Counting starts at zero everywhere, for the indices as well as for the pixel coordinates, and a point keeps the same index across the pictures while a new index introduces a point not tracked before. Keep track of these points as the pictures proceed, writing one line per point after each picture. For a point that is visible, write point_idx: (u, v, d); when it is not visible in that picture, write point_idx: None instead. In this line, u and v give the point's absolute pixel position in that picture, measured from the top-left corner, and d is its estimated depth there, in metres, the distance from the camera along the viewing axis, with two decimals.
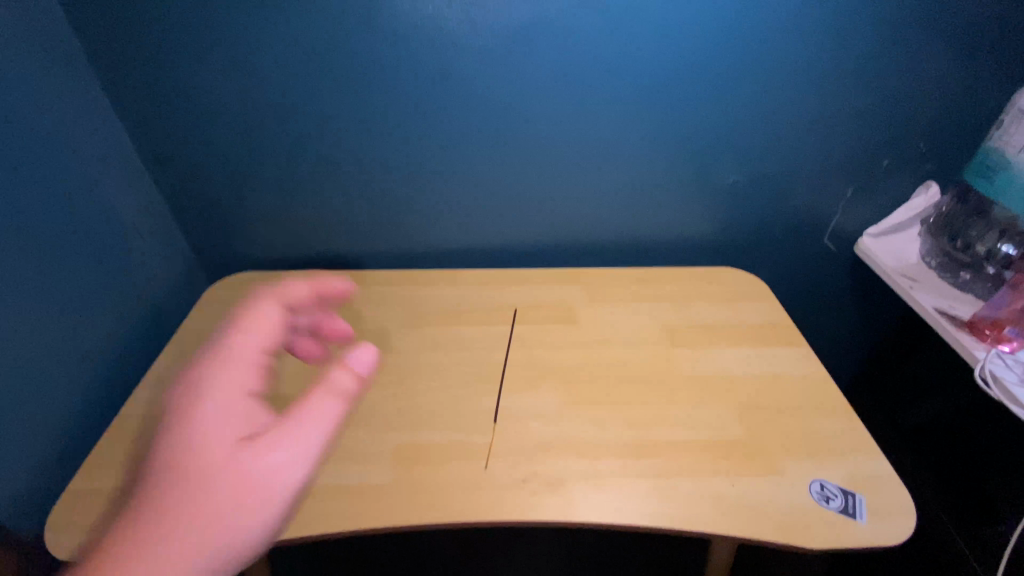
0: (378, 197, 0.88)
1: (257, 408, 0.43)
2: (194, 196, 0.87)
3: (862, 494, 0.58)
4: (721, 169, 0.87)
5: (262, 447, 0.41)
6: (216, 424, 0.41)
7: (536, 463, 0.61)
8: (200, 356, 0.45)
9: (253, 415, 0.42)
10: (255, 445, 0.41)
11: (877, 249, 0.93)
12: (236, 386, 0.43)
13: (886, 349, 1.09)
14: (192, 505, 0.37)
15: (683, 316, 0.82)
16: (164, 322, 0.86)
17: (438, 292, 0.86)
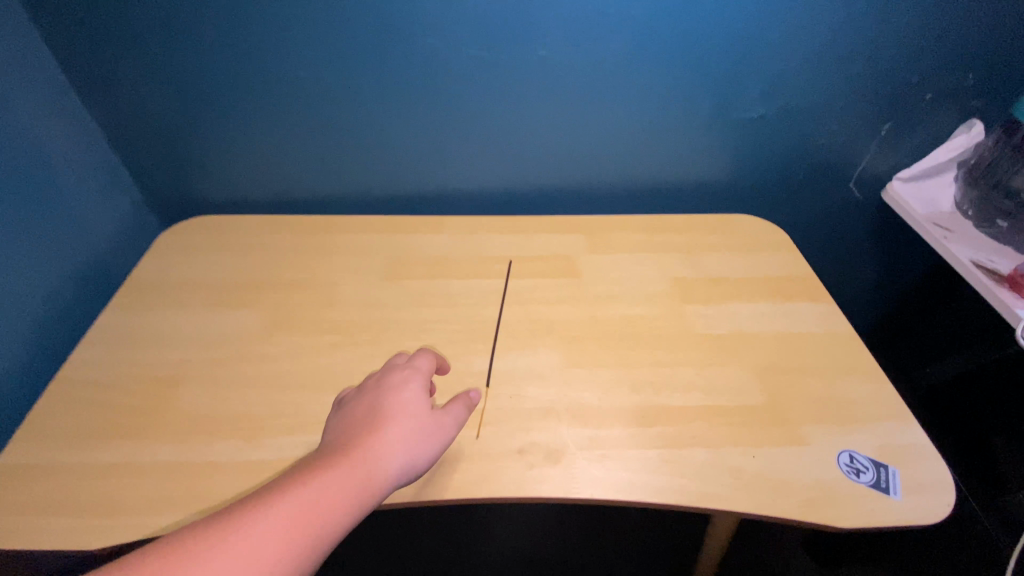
0: (353, 130, 0.77)
1: (427, 431, 0.44)
2: (137, 127, 0.75)
3: (895, 466, 0.53)
4: (744, 101, 0.77)
5: (405, 461, 0.42)
6: (396, 433, 0.43)
7: (533, 432, 0.54)
8: (389, 376, 0.48)
9: (415, 436, 0.43)
10: (398, 454, 0.42)
11: (906, 195, 0.85)
12: (419, 404, 0.45)
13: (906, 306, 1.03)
14: (341, 491, 0.38)
15: (695, 269, 0.74)
16: (111, 273, 0.76)
17: (423, 240, 0.76)
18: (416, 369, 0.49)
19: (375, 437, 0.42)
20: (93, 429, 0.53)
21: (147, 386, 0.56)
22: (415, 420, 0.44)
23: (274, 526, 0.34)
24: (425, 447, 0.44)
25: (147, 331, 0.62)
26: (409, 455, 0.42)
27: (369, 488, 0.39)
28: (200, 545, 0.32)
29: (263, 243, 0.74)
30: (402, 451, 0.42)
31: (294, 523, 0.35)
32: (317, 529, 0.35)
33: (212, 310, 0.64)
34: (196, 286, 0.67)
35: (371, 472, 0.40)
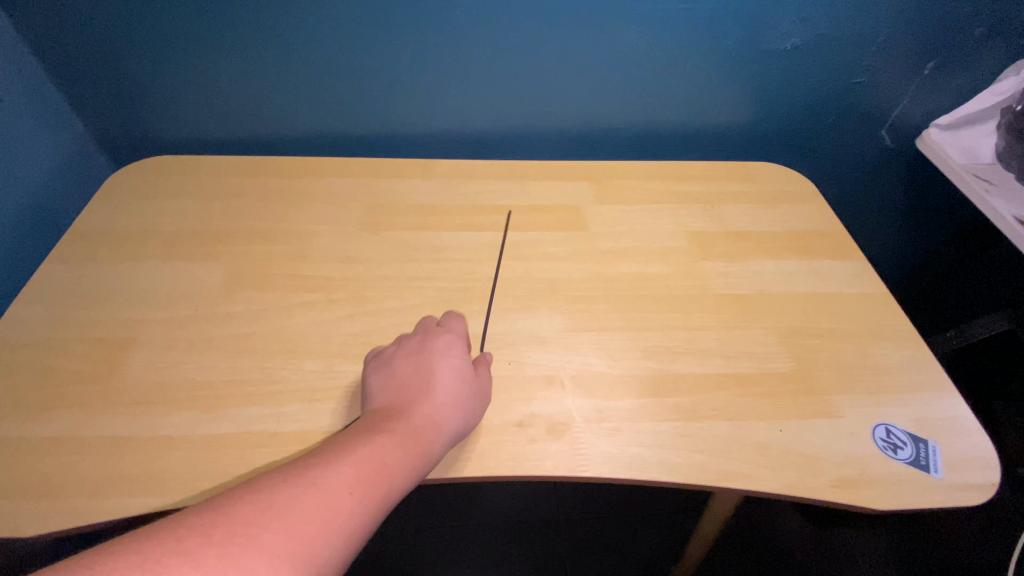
0: (330, 58, 0.67)
1: (473, 397, 0.45)
2: (76, 48, 0.64)
3: (935, 441, 0.47)
4: (777, 30, 0.67)
5: (456, 426, 0.43)
6: (447, 398, 0.44)
7: (534, 402, 0.48)
8: (432, 341, 0.48)
9: (464, 402, 0.44)
10: (448, 421, 0.43)
11: (945, 144, 0.77)
12: (465, 372, 0.46)
13: (931, 264, 0.98)
14: (405, 451, 0.38)
15: (714, 222, 0.66)
16: (53, 220, 0.67)
17: (411, 187, 0.68)
18: (455, 335, 0.49)
19: (427, 402, 0.43)
20: (27, 397, 0.46)
21: (93, 348, 0.49)
22: (463, 386, 0.45)
23: (349, 481, 0.34)
24: (472, 412, 0.45)
25: (94, 285, 0.54)
26: (461, 420, 0.43)
27: (428, 449, 0.40)
28: (280, 493, 0.32)
29: (229, 188, 0.65)
30: (455, 415, 0.43)
31: (366, 479, 0.35)
32: (388, 485, 0.36)
33: (170, 263, 0.56)
34: (151, 235, 0.59)
35: (430, 433, 0.41)
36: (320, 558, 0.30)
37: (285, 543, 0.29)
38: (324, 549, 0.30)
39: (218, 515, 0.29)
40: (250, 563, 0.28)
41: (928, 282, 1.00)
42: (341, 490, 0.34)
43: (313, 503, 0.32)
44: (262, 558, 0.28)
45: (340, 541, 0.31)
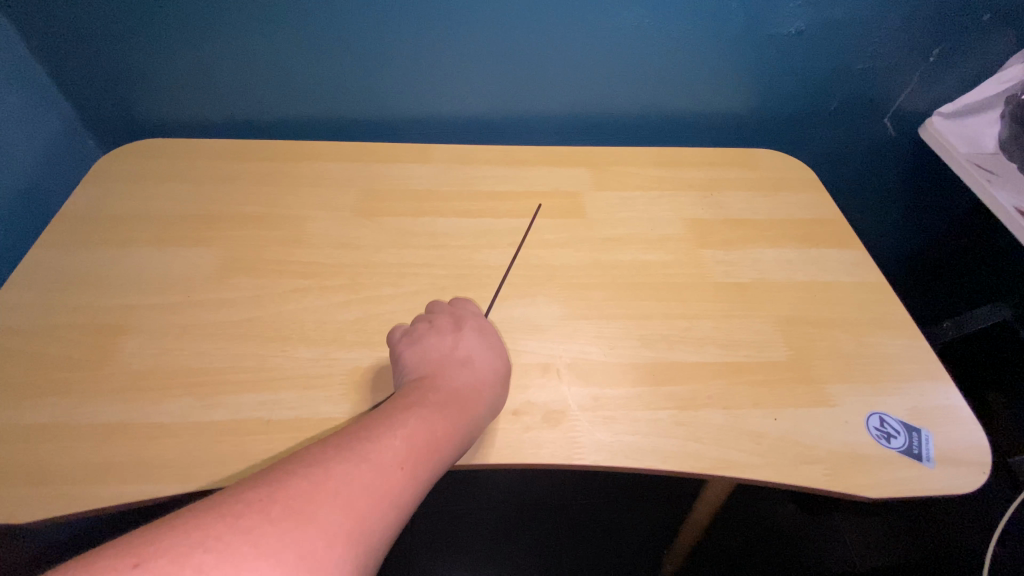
0: (324, 40, 0.65)
1: (506, 376, 0.46)
2: (60, 26, 0.62)
3: (929, 430, 0.47)
4: (782, 12, 0.66)
5: (493, 402, 0.44)
6: (485, 375, 0.44)
7: (530, 391, 0.48)
8: (464, 322, 0.49)
9: (499, 380, 0.45)
10: (484, 398, 0.43)
11: (947, 133, 0.76)
12: (497, 352, 0.47)
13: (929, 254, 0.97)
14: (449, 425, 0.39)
15: (713, 210, 0.66)
16: (43, 203, 0.66)
17: (407, 172, 0.67)
18: (483, 319, 0.50)
19: (466, 377, 0.43)
20: (19, 383, 0.45)
21: (85, 334, 0.48)
22: (497, 364, 0.46)
23: (398, 457, 0.34)
24: (503, 391, 0.46)
25: (85, 271, 0.53)
26: (497, 397, 0.44)
27: (470, 424, 0.40)
28: (332, 470, 0.31)
29: (223, 171, 0.64)
30: (491, 391, 0.44)
31: (415, 453, 0.35)
32: (435, 459, 0.36)
33: (162, 248, 0.56)
34: (144, 219, 0.58)
35: (474, 406, 0.41)
36: (375, 534, 0.30)
37: (342, 520, 0.29)
38: (379, 525, 0.30)
39: (272, 492, 0.29)
40: (308, 540, 0.27)
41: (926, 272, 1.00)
42: (393, 465, 0.33)
43: (366, 479, 0.32)
44: (321, 535, 0.27)
45: (392, 516, 0.31)
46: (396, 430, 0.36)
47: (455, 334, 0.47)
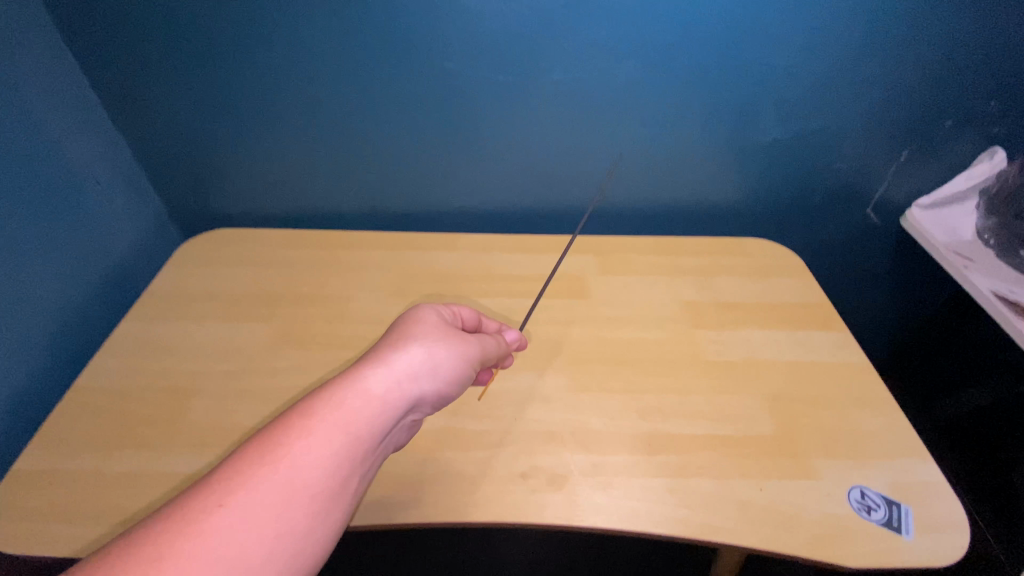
0: (372, 149, 0.79)
1: (436, 360, 0.41)
2: (162, 143, 0.78)
3: (908, 504, 0.51)
4: (760, 125, 0.76)
5: (415, 390, 0.39)
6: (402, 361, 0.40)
7: (537, 456, 0.54)
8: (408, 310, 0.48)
9: (441, 349, 0.43)
10: (401, 389, 0.38)
11: (926, 222, 0.83)
12: (437, 335, 0.43)
13: (913, 342, 1.02)
14: (361, 399, 0.36)
15: (707, 293, 0.73)
16: (132, 282, 0.79)
17: (435, 258, 0.77)
18: (413, 315, 0.46)
19: (393, 360, 0.39)
20: (106, 438, 0.54)
21: (161, 396, 0.57)
22: (417, 350, 0.41)
23: (276, 475, 0.31)
24: (431, 375, 0.41)
25: (164, 342, 0.63)
26: (417, 384, 0.39)
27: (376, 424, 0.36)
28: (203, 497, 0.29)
29: (280, 256, 0.75)
30: (420, 377, 0.40)
31: (302, 475, 0.31)
32: (334, 450, 0.33)
33: (226, 322, 0.66)
34: (214, 296, 0.69)
35: (381, 400, 0.37)
36: None
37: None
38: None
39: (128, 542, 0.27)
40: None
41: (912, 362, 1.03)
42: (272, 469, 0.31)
43: (232, 511, 0.29)
44: None
45: (265, 556, 0.28)
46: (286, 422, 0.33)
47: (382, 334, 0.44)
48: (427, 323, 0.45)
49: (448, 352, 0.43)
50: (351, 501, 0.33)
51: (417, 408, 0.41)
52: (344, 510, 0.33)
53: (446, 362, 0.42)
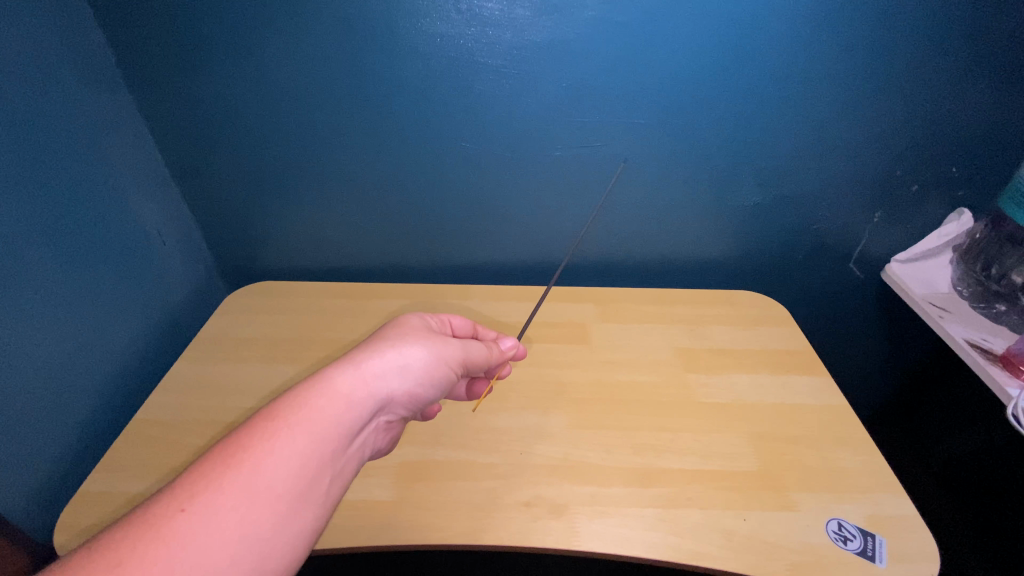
0: (396, 213, 0.90)
1: (405, 364, 0.50)
2: (217, 208, 0.90)
3: (882, 536, 0.55)
4: (741, 191, 0.85)
5: (383, 389, 0.48)
6: (375, 364, 0.48)
7: (539, 487, 0.60)
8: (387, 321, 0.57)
9: (408, 351, 0.51)
10: (370, 390, 0.47)
11: (906, 276, 0.88)
12: (408, 343, 0.52)
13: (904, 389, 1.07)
14: (331, 398, 0.44)
15: (697, 340, 0.80)
16: (182, 328, 0.89)
17: (451, 307, 0.86)
18: (391, 326, 0.55)
19: (365, 364, 0.48)
20: (161, 464, 0.62)
21: (208, 429, 0.65)
22: (390, 356, 0.50)
23: (254, 471, 0.38)
24: (400, 376, 0.49)
25: (210, 380, 0.72)
26: (385, 383, 0.48)
27: (345, 422, 0.44)
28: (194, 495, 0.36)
29: (313, 306, 0.85)
30: (388, 378, 0.48)
31: (275, 469, 0.39)
32: (306, 448, 0.41)
33: (265, 363, 0.74)
34: (255, 341, 0.78)
35: (351, 399, 0.45)
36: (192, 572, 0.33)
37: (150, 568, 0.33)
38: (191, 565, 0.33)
39: (124, 534, 0.34)
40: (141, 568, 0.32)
41: (904, 407, 1.08)
42: (245, 467, 0.38)
43: (219, 501, 0.36)
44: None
45: (242, 537, 0.36)
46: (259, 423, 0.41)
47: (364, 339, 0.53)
48: (402, 333, 0.54)
49: (418, 355, 0.52)
50: (321, 496, 0.41)
51: (390, 403, 0.49)
52: (314, 504, 0.40)
53: (413, 365, 0.51)
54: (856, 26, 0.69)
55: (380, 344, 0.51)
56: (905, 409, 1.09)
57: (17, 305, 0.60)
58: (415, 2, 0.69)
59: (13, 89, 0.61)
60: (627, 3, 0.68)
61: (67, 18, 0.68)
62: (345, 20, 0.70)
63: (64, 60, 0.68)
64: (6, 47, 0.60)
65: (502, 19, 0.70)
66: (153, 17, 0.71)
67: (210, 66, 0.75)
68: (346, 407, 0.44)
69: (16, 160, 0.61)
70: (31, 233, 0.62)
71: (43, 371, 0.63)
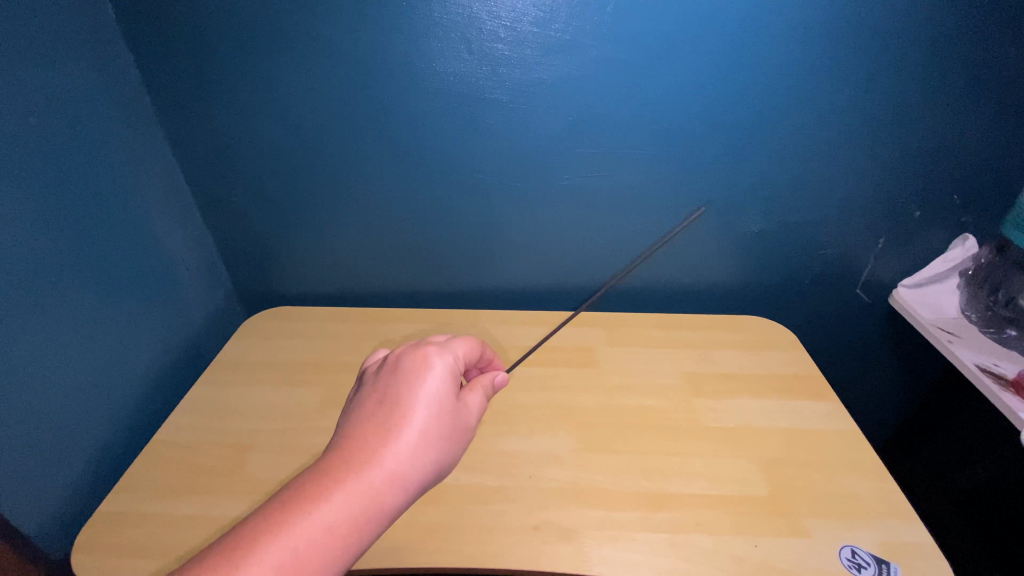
0: (407, 241, 0.93)
1: (441, 452, 0.46)
2: (238, 236, 0.94)
3: (898, 564, 0.55)
4: (746, 218, 0.87)
5: (415, 485, 0.44)
6: (411, 455, 0.44)
7: (548, 511, 0.60)
8: (401, 361, 0.50)
9: (429, 428, 0.46)
10: (402, 488, 0.43)
11: (913, 301, 0.89)
12: (446, 422, 0.47)
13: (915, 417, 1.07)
14: (352, 500, 0.41)
15: (705, 364, 0.81)
16: (200, 352, 0.92)
17: (460, 332, 0.87)
18: (430, 382, 0.48)
19: (401, 458, 0.43)
20: (176, 485, 0.63)
21: (223, 450, 0.67)
22: (427, 444, 0.45)
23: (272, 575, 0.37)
24: (434, 468, 0.46)
25: (226, 403, 0.74)
26: (419, 478, 0.44)
27: (372, 522, 0.41)
28: None
29: (327, 330, 0.87)
30: (422, 473, 0.45)
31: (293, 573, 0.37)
32: (328, 550, 0.39)
33: (279, 387, 0.76)
34: (270, 364, 0.80)
35: (382, 499, 0.42)
36: None
37: None
38: None
39: None
40: None
41: (916, 435, 1.09)
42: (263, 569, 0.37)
43: None
44: None
45: None
46: (263, 546, 0.38)
47: (399, 398, 0.47)
48: (443, 404, 0.47)
49: (454, 441, 0.48)
50: None
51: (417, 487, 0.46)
52: None
53: (449, 455, 0.47)
54: (851, 59, 0.72)
55: (419, 424, 0.45)
56: (916, 437, 1.09)
57: (50, 327, 0.63)
58: (431, 44, 0.74)
59: (58, 127, 0.65)
60: (631, 42, 0.71)
61: (108, 60, 0.74)
62: (364, 60, 0.75)
63: (104, 98, 0.73)
64: (57, 89, 0.65)
65: (512, 59, 0.74)
66: (187, 59, 0.77)
67: (237, 102, 0.80)
68: (375, 508, 0.41)
69: (56, 191, 0.65)
70: (65, 259, 0.66)
71: (68, 391, 0.65)
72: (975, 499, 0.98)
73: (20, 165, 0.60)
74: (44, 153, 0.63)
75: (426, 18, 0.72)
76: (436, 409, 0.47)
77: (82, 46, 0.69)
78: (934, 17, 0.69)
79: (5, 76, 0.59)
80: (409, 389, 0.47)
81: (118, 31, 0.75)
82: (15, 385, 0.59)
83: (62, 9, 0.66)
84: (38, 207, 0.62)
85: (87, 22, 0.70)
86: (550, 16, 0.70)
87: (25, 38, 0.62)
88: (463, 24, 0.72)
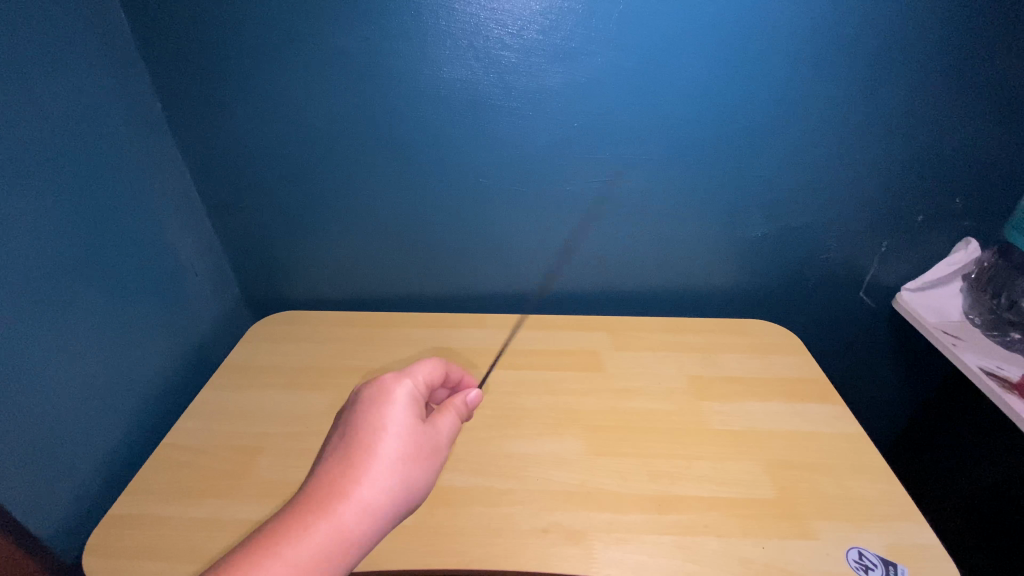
0: (413, 246, 0.93)
1: (412, 477, 0.47)
2: (245, 241, 0.95)
3: (905, 565, 0.55)
4: (748, 223, 0.88)
5: (387, 514, 0.45)
6: (377, 484, 0.45)
7: (555, 513, 0.60)
8: (360, 393, 0.51)
9: (396, 456, 0.47)
10: (372, 519, 0.44)
11: (916, 305, 0.90)
12: (413, 447, 0.48)
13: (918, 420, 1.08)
14: (321, 534, 0.42)
15: (710, 367, 0.81)
16: (208, 357, 0.92)
17: (466, 336, 0.88)
18: (391, 410, 0.49)
19: (368, 489, 0.45)
20: (187, 488, 0.63)
21: (234, 453, 0.67)
22: (396, 472, 0.46)
23: None
24: (407, 494, 0.47)
25: (235, 406, 0.74)
26: (390, 506, 0.46)
27: (346, 557, 0.43)
28: None
29: (335, 334, 0.88)
30: (393, 501, 0.46)
31: None
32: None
33: (288, 390, 0.76)
34: (278, 368, 0.81)
35: (352, 532, 0.43)
36: None
37: None
38: None
39: None
40: None
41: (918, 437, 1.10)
42: None
43: None
44: None
45: None
46: None
47: (361, 429, 0.48)
48: (406, 430, 0.48)
49: (425, 466, 0.49)
50: None
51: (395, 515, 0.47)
52: None
53: (421, 479, 0.48)
54: (852, 65, 0.73)
55: (382, 452, 0.47)
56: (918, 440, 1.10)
57: (61, 329, 0.64)
58: (439, 52, 0.75)
59: (71, 134, 0.67)
60: (635, 49, 0.72)
61: (121, 67, 0.75)
62: (372, 66, 0.76)
63: (116, 105, 0.74)
64: (70, 96, 0.67)
65: (518, 65, 0.75)
66: (197, 66, 0.78)
67: (246, 109, 0.81)
68: (344, 541, 0.43)
69: (69, 196, 0.66)
70: (77, 263, 0.66)
71: (80, 394, 0.66)
72: (984, 498, 0.97)
73: (34, 171, 0.61)
74: (57, 158, 0.64)
75: (434, 26, 0.73)
76: (399, 435, 0.48)
77: (94, 54, 0.70)
78: (935, 22, 0.70)
79: (20, 83, 0.60)
80: (371, 419, 0.48)
81: (130, 39, 0.76)
82: (28, 387, 0.59)
83: (75, 18, 0.67)
84: (50, 212, 0.63)
85: (99, 30, 0.71)
86: (555, 23, 0.71)
87: (39, 48, 0.63)
88: (471, 32, 0.73)
